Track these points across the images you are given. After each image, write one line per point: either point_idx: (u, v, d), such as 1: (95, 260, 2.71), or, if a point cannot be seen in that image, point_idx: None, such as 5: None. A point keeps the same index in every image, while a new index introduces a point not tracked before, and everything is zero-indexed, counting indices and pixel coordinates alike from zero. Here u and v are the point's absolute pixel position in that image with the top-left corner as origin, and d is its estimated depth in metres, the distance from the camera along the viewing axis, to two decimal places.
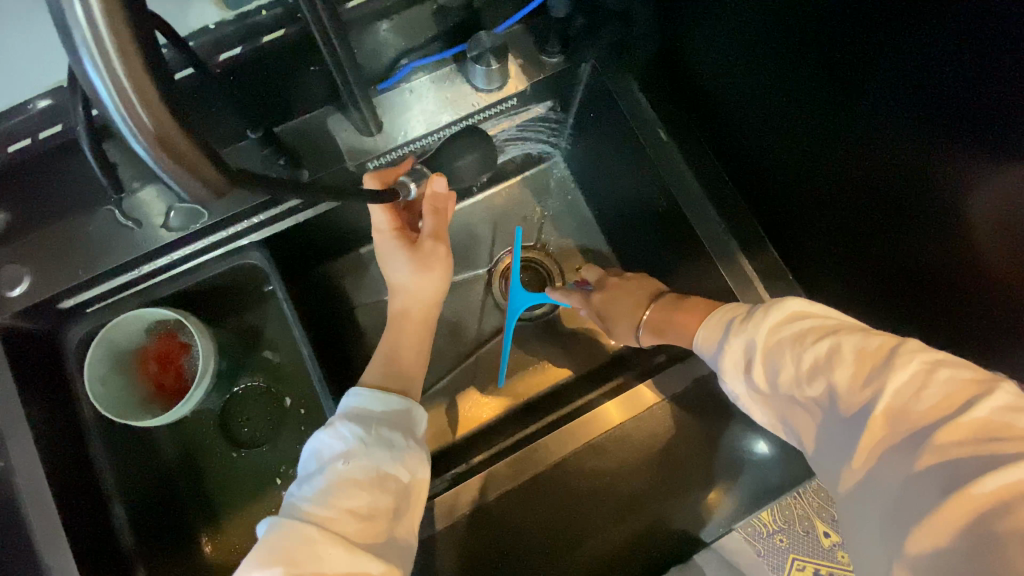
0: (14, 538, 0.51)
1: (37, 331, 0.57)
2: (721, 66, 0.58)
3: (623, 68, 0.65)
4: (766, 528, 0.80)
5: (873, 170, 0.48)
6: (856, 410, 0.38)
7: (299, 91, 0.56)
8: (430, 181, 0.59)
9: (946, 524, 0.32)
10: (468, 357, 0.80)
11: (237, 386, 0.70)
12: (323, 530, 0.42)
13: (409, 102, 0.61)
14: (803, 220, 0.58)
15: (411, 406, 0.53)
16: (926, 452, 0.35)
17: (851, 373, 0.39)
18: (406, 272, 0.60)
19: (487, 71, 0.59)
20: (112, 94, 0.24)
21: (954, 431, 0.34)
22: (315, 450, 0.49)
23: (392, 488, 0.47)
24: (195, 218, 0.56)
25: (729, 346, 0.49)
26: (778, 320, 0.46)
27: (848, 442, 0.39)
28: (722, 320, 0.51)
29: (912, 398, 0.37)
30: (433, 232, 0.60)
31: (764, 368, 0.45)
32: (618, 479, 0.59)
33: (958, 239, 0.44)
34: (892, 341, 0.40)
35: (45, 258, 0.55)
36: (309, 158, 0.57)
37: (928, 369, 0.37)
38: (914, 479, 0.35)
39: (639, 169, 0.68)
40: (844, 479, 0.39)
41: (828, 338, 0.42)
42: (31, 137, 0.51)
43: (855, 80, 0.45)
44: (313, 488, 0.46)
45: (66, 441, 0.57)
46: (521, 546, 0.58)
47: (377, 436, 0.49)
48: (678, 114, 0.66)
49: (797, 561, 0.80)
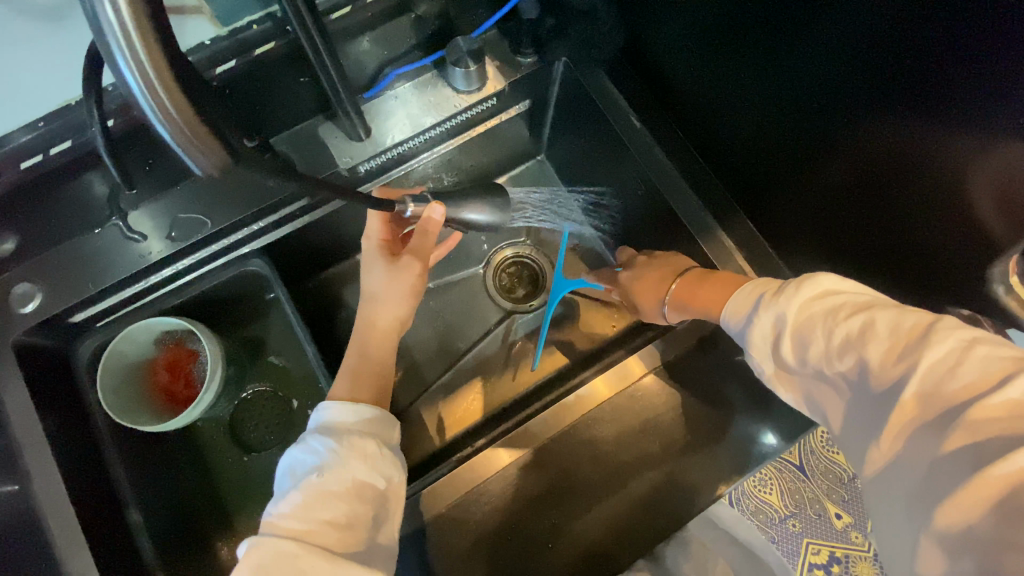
0: (38, 546, 0.52)
1: (50, 346, 0.59)
2: (704, 69, 0.61)
3: (593, 64, 0.69)
4: (778, 514, 0.82)
5: (868, 157, 0.50)
6: (886, 387, 0.39)
7: (291, 104, 0.59)
8: (430, 207, 0.59)
9: (974, 504, 0.33)
10: (467, 353, 0.82)
11: (246, 392, 0.72)
12: (301, 543, 0.44)
13: (394, 108, 0.64)
14: (791, 201, 0.61)
15: (382, 413, 0.55)
16: (956, 433, 0.35)
17: (884, 348, 0.40)
18: (379, 279, 0.62)
19: (466, 73, 0.63)
20: (138, 79, 0.27)
21: (984, 411, 0.34)
22: (289, 466, 0.50)
23: (370, 496, 0.49)
24: (197, 228, 0.59)
25: (758, 319, 0.50)
26: (809, 296, 0.46)
27: (876, 420, 0.39)
28: (754, 293, 0.52)
29: (946, 376, 0.37)
30: (416, 249, 0.62)
31: (793, 342, 0.46)
32: (619, 450, 0.62)
33: (954, 218, 0.46)
34: (928, 319, 0.40)
35: (57, 274, 0.58)
36: (303, 163, 0.61)
37: (964, 347, 0.37)
38: (940, 462, 0.35)
39: (618, 158, 0.72)
40: (869, 462, 0.40)
41: (862, 314, 0.42)
42: (41, 153, 0.50)
43: (845, 74, 0.47)
44: (288, 503, 0.47)
45: (83, 450, 0.59)
46: (534, 530, 0.60)
47: (349, 445, 0.51)
48: (650, 102, 0.70)
49: (812, 545, 0.81)
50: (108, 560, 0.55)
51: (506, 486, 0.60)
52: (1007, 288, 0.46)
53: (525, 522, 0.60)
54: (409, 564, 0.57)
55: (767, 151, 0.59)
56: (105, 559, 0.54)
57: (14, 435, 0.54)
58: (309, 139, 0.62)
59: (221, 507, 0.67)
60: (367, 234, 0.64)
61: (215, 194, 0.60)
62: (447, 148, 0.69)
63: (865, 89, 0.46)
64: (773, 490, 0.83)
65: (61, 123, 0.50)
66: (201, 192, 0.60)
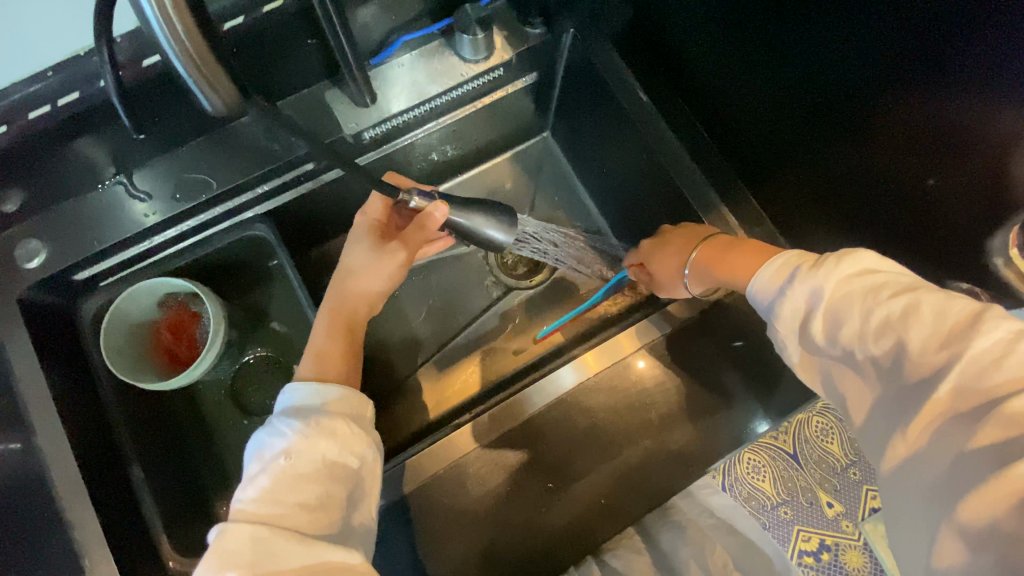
0: (44, 500, 0.53)
1: (54, 304, 0.59)
2: (726, 50, 0.59)
3: (599, 35, 0.69)
4: (770, 500, 0.69)
5: (889, 138, 0.49)
6: (923, 376, 0.38)
7: (299, 68, 0.60)
8: (433, 204, 0.57)
9: (988, 502, 0.33)
10: (467, 327, 0.83)
11: (247, 355, 0.73)
12: (271, 528, 0.42)
13: (400, 76, 0.64)
14: (808, 181, 0.60)
15: (348, 393, 0.52)
16: (986, 431, 0.34)
17: (924, 335, 0.38)
18: (361, 255, 0.61)
19: (473, 40, 0.62)
20: (154, 9, 0.30)
21: (1015, 410, 0.33)
22: (257, 449, 0.47)
23: (341, 475, 0.47)
24: (203, 189, 0.59)
25: (791, 293, 0.47)
26: (850, 272, 0.44)
27: (907, 407, 0.39)
28: (790, 264, 0.48)
29: (988, 368, 0.35)
30: (405, 239, 0.59)
31: (826, 321, 0.44)
32: (616, 420, 0.62)
33: (975, 198, 0.45)
34: (974, 307, 0.38)
35: (61, 232, 0.58)
36: (310, 128, 0.61)
37: (1014, 338, 0.35)
38: (964, 458, 0.35)
39: (622, 134, 0.72)
40: (889, 455, 0.39)
41: (905, 296, 0.40)
42: (50, 103, 0.50)
43: (879, 57, 0.45)
44: (256, 488, 0.45)
45: (85, 408, 0.59)
46: (531, 497, 0.60)
47: (317, 426, 0.48)
48: (659, 78, 0.69)
49: (804, 533, 0.68)
50: (110, 517, 0.56)
51: (510, 458, 0.60)
52: (1006, 261, 0.46)
53: (516, 494, 0.60)
54: (405, 531, 0.58)
55: (789, 135, 0.58)
56: (107, 517, 0.55)
57: (17, 389, 0.55)
58: (315, 104, 0.62)
59: (222, 469, 0.68)
60: (364, 209, 0.63)
61: (219, 156, 0.60)
62: (452, 118, 0.71)
63: (899, 73, 0.44)
64: (765, 476, 0.70)
65: (71, 72, 0.50)
66: (204, 153, 0.60)
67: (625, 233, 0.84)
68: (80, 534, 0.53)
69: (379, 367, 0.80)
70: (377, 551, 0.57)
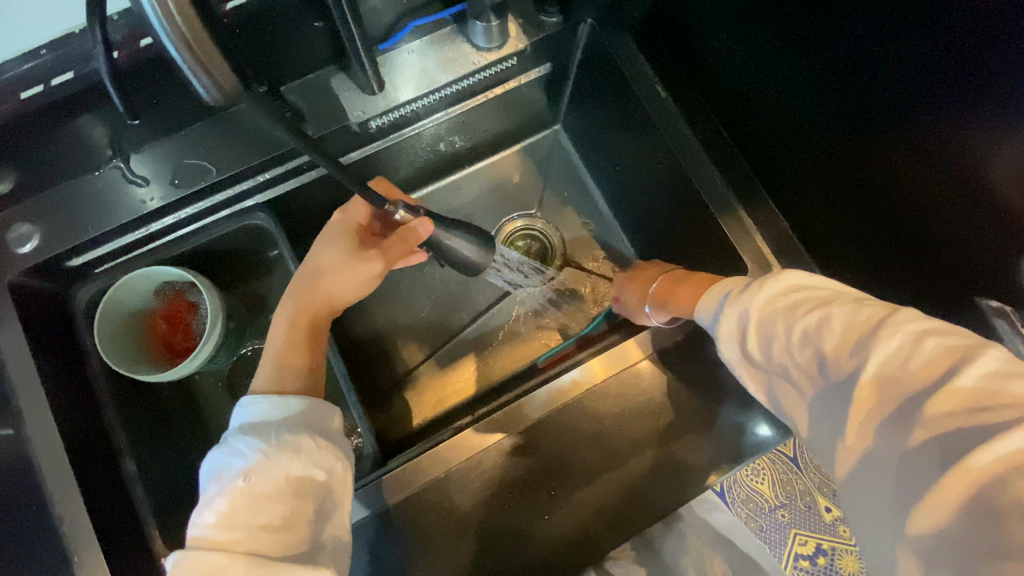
0: (31, 493, 0.52)
1: (48, 290, 0.58)
2: (744, 57, 0.58)
3: (619, 27, 0.66)
4: (767, 503, 0.77)
5: (888, 155, 0.49)
6: (841, 379, 0.38)
7: (304, 51, 0.57)
8: (419, 220, 0.55)
9: (943, 501, 0.32)
10: (470, 326, 0.81)
11: (246, 348, 0.71)
12: (230, 554, 0.41)
13: (409, 63, 0.62)
14: (812, 199, 0.59)
15: (313, 403, 0.50)
16: (920, 426, 0.34)
17: (833, 344, 0.39)
18: (333, 257, 0.58)
19: (487, 28, 0.60)
20: None
21: (946, 400, 0.34)
22: (214, 470, 0.46)
23: (307, 490, 0.46)
24: (202, 175, 0.57)
25: (723, 316, 0.48)
26: (773, 292, 0.45)
27: (835, 406, 0.38)
28: (722, 290, 0.51)
29: (898, 366, 0.36)
30: (385, 250, 0.57)
31: (758, 338, 0.44)
32: (623, 426, 0.60)
33: (976, 221, 0.44)
34: (880, 312, 0.39)
35: (56, 216, 0.56)
36: (315, 116, 0.59)
37: (914, 340, 0.36)
38: (909, 456, 0.34)
39: (638, 131, 0.69)
40: (840, 460, 0.38)
41: (818, 310, 0.41)
42: (43, 83, 0.47)
43: (894, 77, 0.44)
44: (213, 512, 0.43)
45: (77, 398, 0.58)
46: (533, 498, 0.58)
47: (279, 443, 0.46)
48: (678, 74, 0.67)
49: (799, 536, 0.77)
50: (101, 511, 0.55)
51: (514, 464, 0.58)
52: None
53: (514, 501, 0.58)
54: (402, 535, 0.56)
55: (795, 149, 0.58)
56: (97, 510, 0.54)
57: (8, 377, 0.54)
58: (322, 91, 0.60)
59: None
60: (345, 210, 0.61)
61: (220, 141, 0.58)
62: (461, 109, 0.69)
63: (913, 95, 0.43)
64: (765, 480, 0.78)
65: (65, 51, 0.46)
66: (205, 139, 0.58)
67: (637, 232, 0.81)
68: (69, 528, 0.52)
69: (380, 362, 0.78)
70: (373, 555, 0.55)
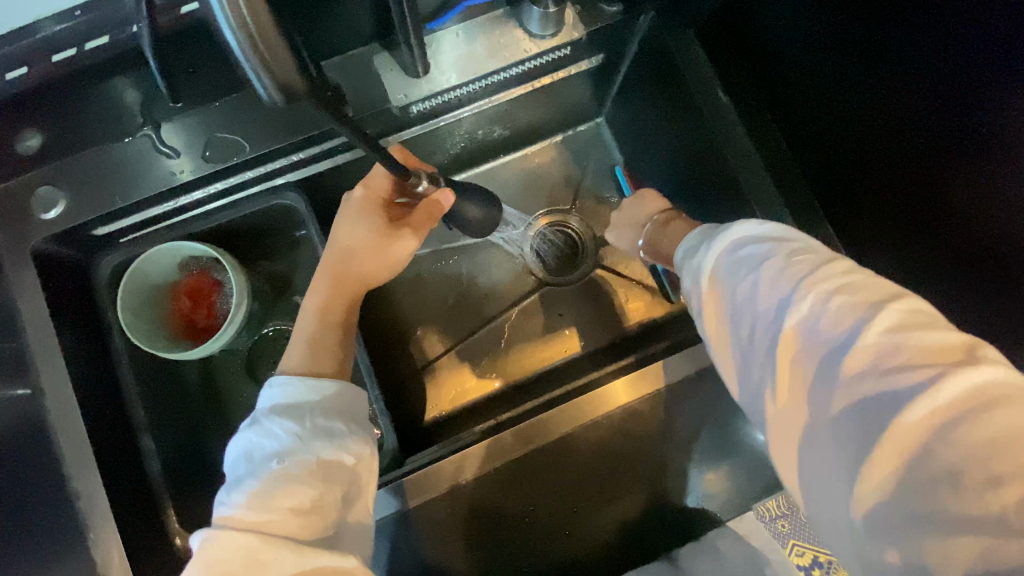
0: (49, 465, 0.51)
1: (71, 258, 0.56)
2: (787, 59, 0.56)
3: (683, 23, 0.61)
4: (768, 514, 0.64)
5: (911, 139, 0.48)
6: (769, 340, 0.38)
7: (347, 29, 0.54)
8: (440, 192, 0.56)
9: (882, 469, 0.32)
10: (493, 321, 0.79)
11: (267, 328, 0.70)
12: (260, 536, 0.40)
13: (457, 45, 0.58)
14: (830, 179, 0.58)
15: (347, 387, 0.49)
16: (839, 389, 0.34)
17: (760, 303, 0.39)
18: (364, 236, 0.56)
19: (544, 14, 0.56)
20: None
21: (856, 359, 0.34)
22: (246, 451, 0.45)
23: (337, 477, 0.44)
24: (235, 151, 0.55)
25: (684, 270, 0.48)
26: (718, 248, 0.44)
27: (766, 369, 0.38)
28: (688, 241, 0.49)
29: (814, 327, 0.36)
30: (414, 226, 0.56)
31: (706, 293, 0.44)
32: (647, 441, 0.59)
33: (987, 209, 0.45)
34: (808, 268, 0.39)
35: (83, 183, 0.54)
36: (355, 96, 0.57)
37: (826, 298, 0.36)
38: (835, 421, 0.34)
39: (689, 133, 0.65)
40: (773, 424, 0.39)
41: (752, 267, 0.41)
42: (74, 47, 0.45)
43: (950, 105, 0.44)
44: (243, 493, 0.41)
45: (96, 370, 0.57)
46: (550, 514, 0.59)
47: (314, 428, 0.45)
48: (744, 72, 0.61)
49: (797, 547, 0.65)
50: (116, 486, 0.54)
51: (534, 476, 0.57)
52: None
53: (540, 509, 0.59)
54: (415, 534, 0.55)
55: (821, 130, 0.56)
56: (113, 485, 0.54)
57: (28, 347, 0.52)
58: (363, 71, 0.57)
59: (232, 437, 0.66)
60: (366, 184, 0.57)
61: (255, 115, 0.55)
62: (505, 96, 0.65)
63: (964, 128, 0.43)
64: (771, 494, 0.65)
65: (100, 13, 0.44)
66: (240, 111, 0.55)
67: None
68: (85, 503, 0.51)
69: (398, 349, 0.77)
70: (385, 551, 0.55)
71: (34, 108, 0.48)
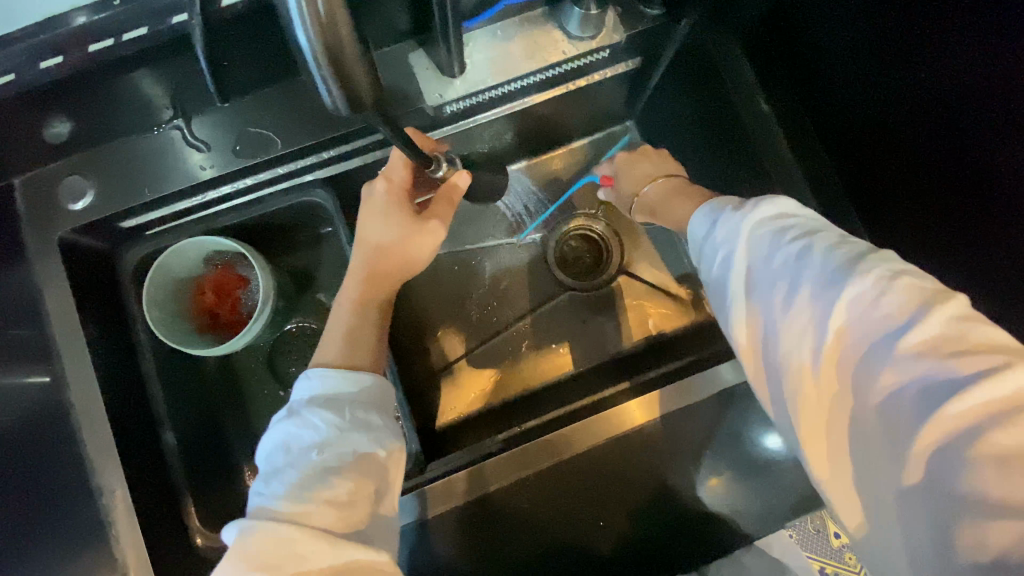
0: (73, 459, 0.51)
1: (97, 250, 0.56)
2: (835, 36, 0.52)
3: (725, 29, 0.60)
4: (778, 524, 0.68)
5: (973, 118, 0.45)
6: (813, 321, 0.34)
7: (383, 25, 0.52)
8: (457, 175, 0.57)
9: (925, 456, 0.30)
10: (514, 324, 0.78)
11: (289, 324, 0.69)
12: (301, 527, 0.38)
13: (494, 44, 0.57)
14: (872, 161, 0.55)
15: (382, 382, 0.49)
16: (888, 372, 0.31)
17: (810, 279, 0.35)
18: (392, 231, 0.55)
19: (585, 16, 0.54)
20: None
21: (912, 343, 0.31)
22: (283, 442, 0.44)
23: (373, 470, 0.43)
24: (266, 147, 0.54)
25: (708, 241, 0.42)
26: (762, 217, 0.39)
27: (807, 352, 0.34)
28: (711, 210, 0.44)
29: (869, 307, 0.32)
30: (440, 216, 0.56)
31: (744, 266, 0.39)
32: (672, 454, 0.58)
33: None
34: (862, 248, 0.35)
35: (110, 175, 0.53)
36: (389, 94, 0.55)
37: (888, 278, 0.33)
38: (884, 408, 0.31)
39: (727, 142, 0.64)
40: (801, 411, 0.35)
41: (803, 241, 0.36)
42: (112, 37, 0.43)
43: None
44: (283, 483, 0.41)
45: (119, 364, 0.57)
46: (570, 518, 0.59)
47: (353, 419, 0.45)
48: (779, 74, 0.60)
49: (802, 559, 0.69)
50: (139, 480, 0.54)
51: (557, 486, 0.56)
52: None
53: (563, 519, 0.58)
54: (436, 540, 0.55)
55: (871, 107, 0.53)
56: (136, 480, 0.53)
57: (54, 340, 0.52)
58: (398, 68, 0.56)
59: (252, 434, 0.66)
60: (387, 175, 0.56)
61: (286, 111, 0.54)
62: (540, 97, 0.64)
63: None
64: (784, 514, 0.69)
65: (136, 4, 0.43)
66: (271, 106, 0.54)
67: None
68: (108, 498, 0.51)
69: (418, 349, 0.76)
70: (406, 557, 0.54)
71: (56, 99, 0.46)
